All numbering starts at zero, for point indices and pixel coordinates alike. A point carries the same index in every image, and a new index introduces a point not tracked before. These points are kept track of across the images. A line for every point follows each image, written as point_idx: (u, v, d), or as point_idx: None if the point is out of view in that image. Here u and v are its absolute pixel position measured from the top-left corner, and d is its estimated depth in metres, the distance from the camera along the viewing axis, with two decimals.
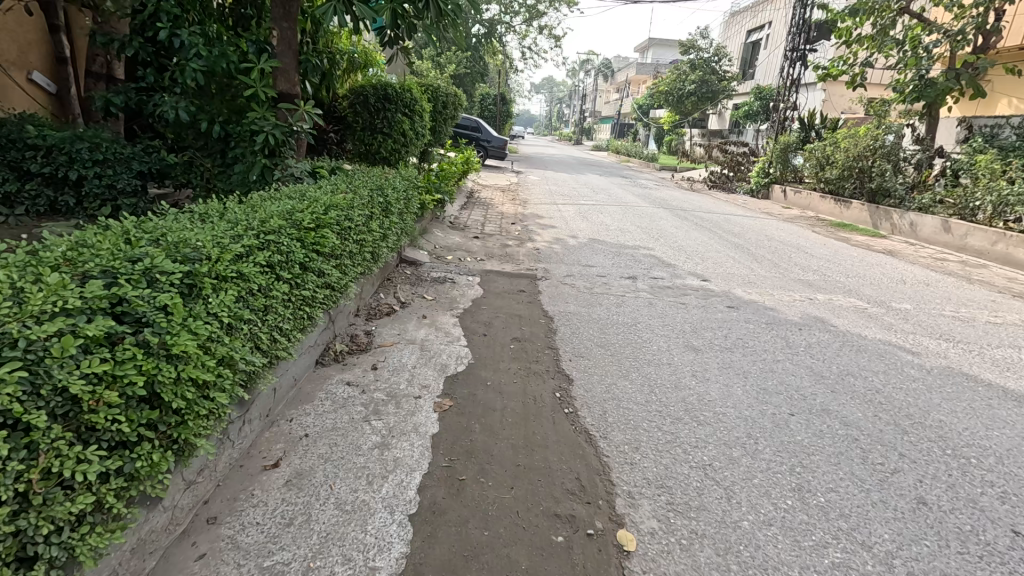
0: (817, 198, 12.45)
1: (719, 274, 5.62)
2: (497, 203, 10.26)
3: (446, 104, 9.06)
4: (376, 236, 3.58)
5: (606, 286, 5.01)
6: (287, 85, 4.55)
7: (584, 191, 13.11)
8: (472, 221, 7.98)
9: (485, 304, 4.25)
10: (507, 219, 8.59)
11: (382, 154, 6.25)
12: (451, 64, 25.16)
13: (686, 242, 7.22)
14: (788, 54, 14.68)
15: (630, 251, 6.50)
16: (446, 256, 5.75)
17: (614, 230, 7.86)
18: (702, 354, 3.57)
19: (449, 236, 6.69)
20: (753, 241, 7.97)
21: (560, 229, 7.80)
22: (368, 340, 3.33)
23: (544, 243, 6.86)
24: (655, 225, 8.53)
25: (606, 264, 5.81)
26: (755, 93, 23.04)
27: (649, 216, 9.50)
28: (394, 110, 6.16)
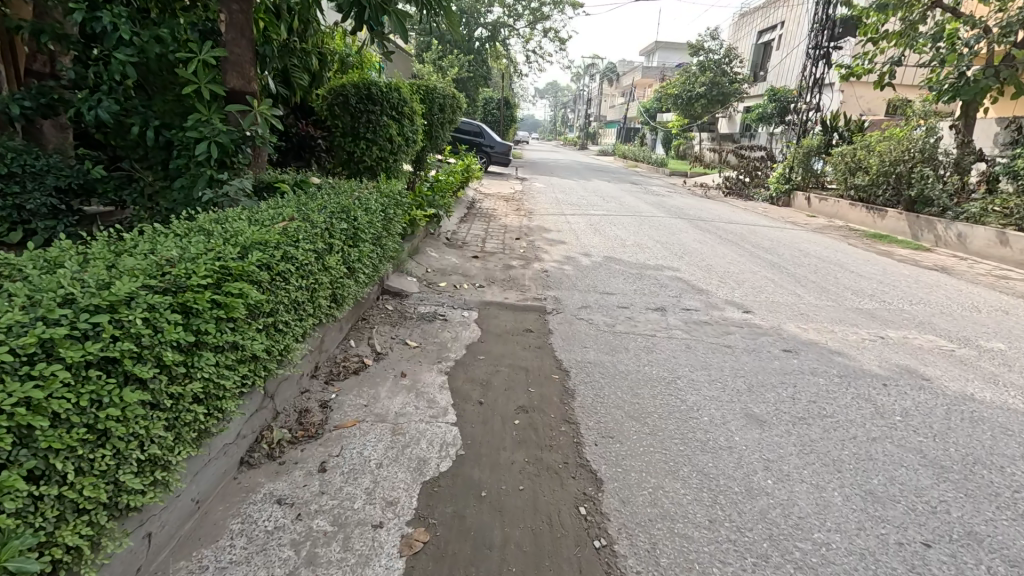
0: (845, 206, 11.53)
1: (764, 303, 4.72)
2: (500, 214, 9.39)
3: (443, 107, 8.24)
4: (339, 272, 2.74)
5: (631, 322, 4.14)
6: (241, 81, 3.70)
7: (593, 199, 12.26)
8: (472, 237, 7.12)
9: (483, 352, 3.40)
10: (511, 233, 7.73)
11: (366, 163, 5.42)
12: (454, 68, 24.37)
13: (715, 261, 6.34)
14: (809, 53, 13.76)
15: (653, 273, 5.62)
16: (438, 282, 4.89)
17: (632, 246, 6.98)
18: (770, 429, 2.68)
19: (445, 256, 5.83)
20: (788, 257, 7.07)
21: (570, 245, 6.92)
22: (322, 418, 2.48)
23: (554, 263, 6.00)
24: (676, 240, 7.63)
25: (627, 291, 4.93)
26: (769, 95, 22.10)
27: (668, 229, 8.62)
28: (379, 114, 5.32)
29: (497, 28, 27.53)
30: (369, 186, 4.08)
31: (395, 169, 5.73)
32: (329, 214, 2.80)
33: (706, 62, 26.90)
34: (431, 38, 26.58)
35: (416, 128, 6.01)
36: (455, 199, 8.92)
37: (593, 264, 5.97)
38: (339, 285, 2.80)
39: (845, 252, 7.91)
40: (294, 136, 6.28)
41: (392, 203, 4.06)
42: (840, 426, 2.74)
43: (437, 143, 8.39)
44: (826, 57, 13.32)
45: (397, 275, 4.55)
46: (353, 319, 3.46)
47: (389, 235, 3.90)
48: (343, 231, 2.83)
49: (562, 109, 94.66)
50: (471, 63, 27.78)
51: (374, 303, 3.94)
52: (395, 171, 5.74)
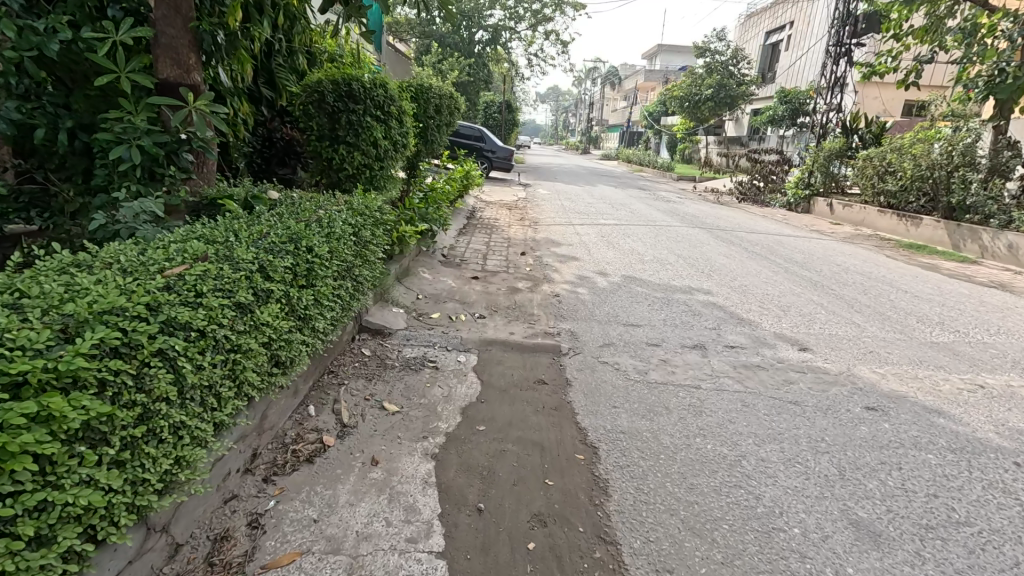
0: (873, 213, 10.75)
1: (822, 337, 3.94)
2: (502, 225, 8.60)
3: (438, 107, 7.45)
4: (282, 325, 1.96)
5: (667, 368, 3.34)
6: (178, 70, 2.93)
7: (601, 207, 11.49)
8: (472, 253, 6.34)
9: (483, 417, 2.62)
10: (514, 248, 6.95)
11: (345, 172, 4.65)
12: (453, 71, 23.62)
13: (750, 281, 5.54)
14: (829, 50, 12.96)
15: (683, 298, 4.82)
16: (431, 312, 4.12)
17: (652, 263, 6.19)
18: (892, 550, 1.89)
19: (441, 278, 5.04)
20: (828, 273, 6.28)
21: (582, 262, 6.13)
22: (247, 549, 1.69)
23: (566, 285, 5.21)
24: (698, 254, 6.84)
25: (656, 324, 4.14)
26: (779, 96, 21.34)
27: (686, 240, 7.84)
28: (361, 114, 4.52)
29: (498, 30, 26.87)
30: (344, 197, 3.28)
31: (382, 178, 4.95)
32: (268, 245, 2.03)
33: (712, 65, 25.89)
34: (430, 41, 25.91)
35: (407, 130, 5.21)
36: (452, 209, 8.15)
37: (611, 287, 5.19)
38: (286, 340, 2.03)
39: (887, 265, 7.12)
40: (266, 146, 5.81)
41: (373, 218, 3.26)
42: (987, 542, 1.94)
43: (432, 148, 7.65)
44: (848, 55, 12.51)
45: (379, 307, 3.77)
46: (315, 376, 2.70)
47: (366, 259, 3.10)
48: (290, 266, 2.05)
49: (563, 114, 94.14)
50: (471, 67, 27.13)
51: (347, 347, 3.18)
52: (382, 181, 4.97)
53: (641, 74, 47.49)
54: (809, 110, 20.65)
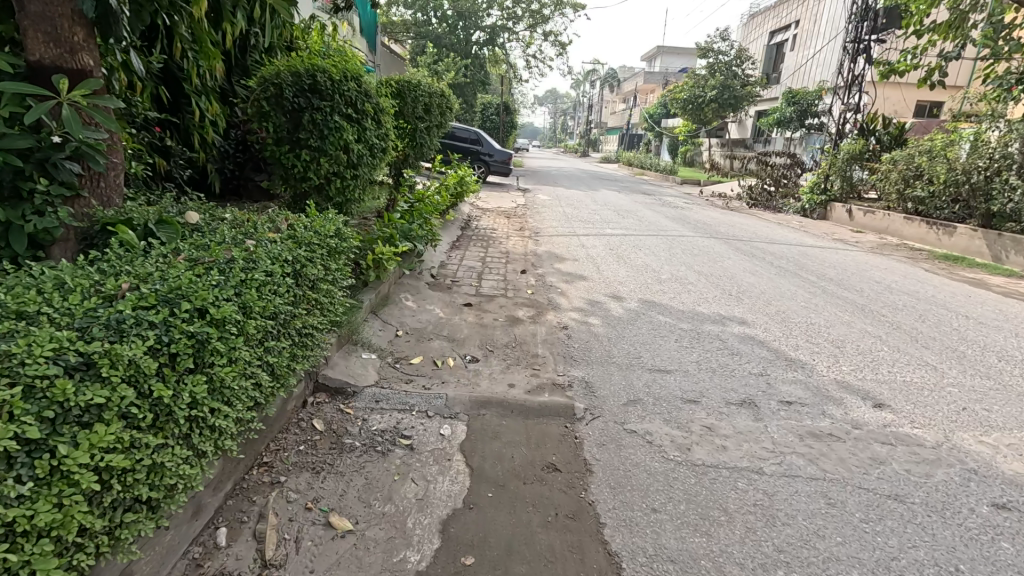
0: (898, 220, 10.01)
1: (898, 389, 3.17)
2: (500, 237, 7.83)
3: (429, 107, 6.67)
4: (130, 450, 1.23)
5: (714, 439, 2.57)
6: (57, 50, 2.14)
7: (606, 214, 10.74)
8: (465, 273, 5.57)
9: (470, 540, 1.84)
10: (514, 264, 6.19)
11: (310, 182, 3.87)
12: (449, 71, 22.86)
13: (788, 306, 4.78)
14: (846, 47, 12.23)
15: (714, 333, 4.06)
16: (411, 356, 3.35)
17: (671, 284, 5.42)
18: None
19: (427, 307, 4.27)
20: (872, 293, 5.52)
21: (591, 283, 5.36)
22: None
23: (575, 313, 4.43)
24: (721, 271, 6.09)
25: (689, 369, 3.37)
26: (787, 97, 20.63)
27: (704, 254, 7.07)
28: (329, 113, 3.73)
29: (496, 30, 26.25)
30: (290, 219, 2.51)
31: (356, 190, 4.16)
32: (116, 319, 1.31)
33: (716, 66, 25.15)
34: (426, 41, 25.26)
35: (387, 133, 4.43)
36: (444, 219, 7.39)
37: (628, 316, 4.42)
38: (151, 467, 1.30)
39: (931, 282, 6.36)
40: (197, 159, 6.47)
41: (328, 246, 2.49)
42: None
43: (422, 153, 6.87)
44: (866, 52, 11.79)
45: (342, 355, 3.00)
46: (235, 477, 1.92)
47: (317, 302, 2.34)
48: (152, 351, 1.32)
49: (562, 116, 93.60)
50: (469, 68, 26.50)
51: (292, 417, 2.41)
52: (356, 193, 4.19)
53: (641, 76, 46.83)
54: (818, 112, 19.93)
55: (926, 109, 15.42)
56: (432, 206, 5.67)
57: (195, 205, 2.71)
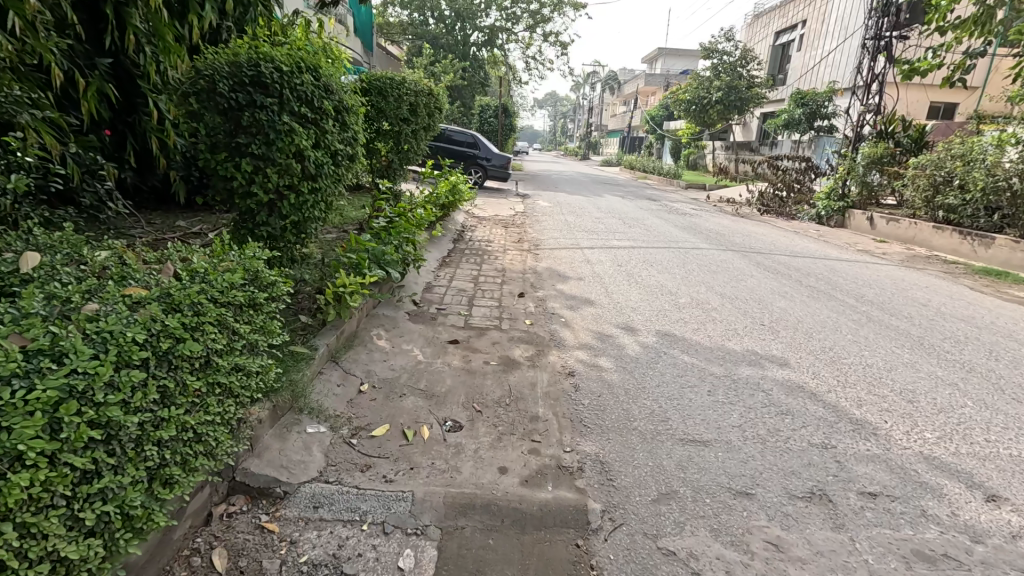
0: (927, 229, 9.28)
1: (1011, 473, 2.41)
2: (497, 251, 7.10)
3: (415, 107, 5.96)
4: None
5: (786, 569, 1.82)
6: None
7: (611, 223, 10.01)
8: (454, 297, 4.83)
9: None
10: (510, 284, 5.45)
11: (255, 198, 3.13)
12: (446, 73, 22.21)
13: (834, 342, 4.03)
14: (866, 44, 11.49)
15: (754, 380, 3.32)
16: (374, 423, 2.61)
17: (691, 310, 4.69)
18: None
19: (403, 347, 3.53)
20: (924, 320, 4.78)
21: (600, 311, 4.61)
22: None
23: (583, 353, 3.68)
24: (745, 293, 5.36)
25: (732, 441, 2.62)
26: (795, 99, 19.93)
27: (723, 271, 6.35)
28: (277, 112, 2.99)
29: (494, 31, 25.68)
30: (178, 267, 1.80)
31: (317, 205, 3.42)
32: None
33: (722, 67, 24.55)
34: (422, 42, 24.66)
35: (358, 137, 3.70)
36: (433, 232, 6.67)
37: (646, 355, 3.67)
38: None
39: (983, 304, 5.61)
40: (147, 167, 6.09)
41: (233, 294, 1.79)
42: None
43: (406, 159, 6.18)
44: (888, 49, 11.06)
45: (277, 432, 2.26)
46: None
47: (215, 376, 1.62)
48: None
49: (563, 119, 93.11)
50: (467, 70, 25.94)
51: (180, 549, 1.69)
52: (318, 209, 3.46)
53: (642, 78, 46.20)
54: (828, 113, 19.24)
55: (940, 110, 14.72)
56: (416, 219, 4.93)
57: (48, 236, 1.95)
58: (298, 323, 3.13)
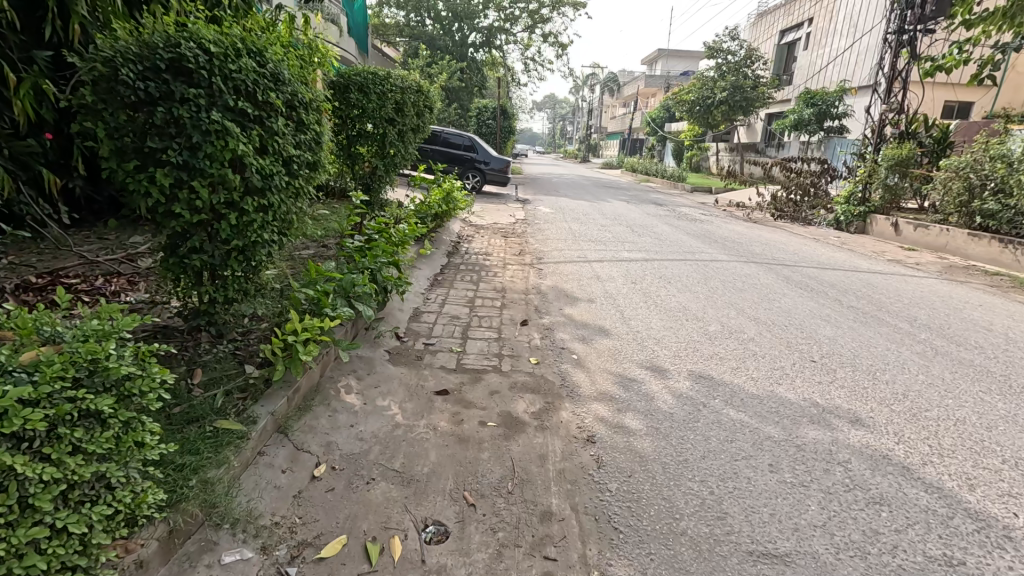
0: (961, 237, 8.59)
1: None
2: (495, 266, 6.39)
3: (402, 107, 5.27)
4: None
5: None
6: None
7: (619, 231, 9.30)
8: (446, 327, 4.10)
9: None
10: (512, 309, 4.72)
11: (181, 220, 2.40)
12: (443, 74, 21.55)
13: (905, 385, 3.32)
14: (888, 39, 10.81)
15: (824, 448, 2.59)
16: (326, 534, 1.89)
17: (723, 343, 3.97)
18: None
19: (378, 404, 2.81)
20: (997, 350, 4.08)
21: (617, 345, 3.89)
22: None
23: (602, 407, 2.96)
24: (783, 317, 4.65)
25: (821, 555, 1.90)
26: (804, 98, 19.27)
27: (750, 289, 5.64)
28: (204, 107, 2.28)
29: (492, 32, 25.14)
30: None
31: (269, 225, 2.70)
32: None
33: (726, 68, 23.99)
34: (417, 42, 24.06)
35: (323, 140, 3.00)
36: (424, 245, 5.98)
37: (680, 410, 2.95)
38: None
39: None
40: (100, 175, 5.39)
41: (27, 421, 1.27)
42: None
43: (392, 166, 5.51)
44: (911, 43, 10.38)
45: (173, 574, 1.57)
46: None
47: None
48: None
49: (562, 122, 92.62)
50: (463, 71, 25.39)
51: None
52: (271, 230, 2.74)
53: (642, 80, 45.60)
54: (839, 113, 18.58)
55: (954, 110, 14.10)
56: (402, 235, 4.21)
57: None
58: (239, 381, 2.40)
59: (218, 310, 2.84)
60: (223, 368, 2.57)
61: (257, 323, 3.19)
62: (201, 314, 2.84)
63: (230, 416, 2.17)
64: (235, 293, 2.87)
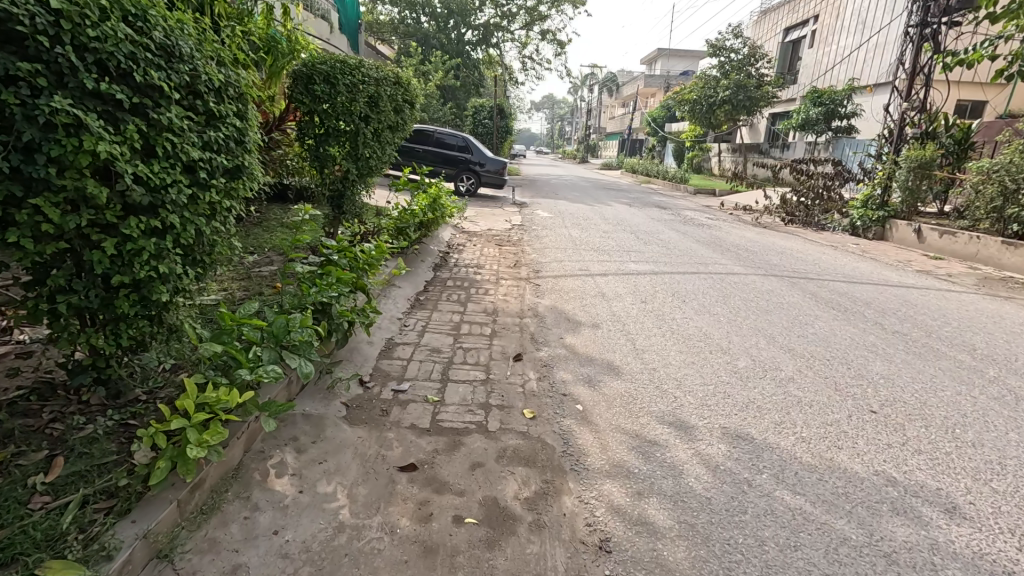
0: (995, 245, 7.94)
1: None
2: (488, 281, 5.69)
3: (378, 101, 4.55)
4: None
5: None
6: None
7: (623, 239, 8.62)
8: (423, 365, 3.39)
9: None
10: (504, 338, 4.01)
11: (28, 254, 1.65)
12: (438, 72, 20.88)
13: (996, 449, 2.62)
14: (909, 32, 10.10)
15: (923, 561, 1.90)
16: None
17: (758, 387, 3.27)
18: None
19: (320, 492, 2.10)
20: None
21: (631, 391, 3.17)
22: None
23: (617, 490, 2.25)
24: (823, 347, 3.97)
25: None
26: (812, 97, 18.64)
27: (776, 309, 4.94)
28: (48, 91, 1.56)
29: (489, 29, 24.49)
30: None
31: (170, 251, 1.99)
32: None
33: (729, 67, 23.32)
34: (412, 40, 23.42)
35: (251, 138, 2.29)
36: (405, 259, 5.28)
37: (720, 494, 2.24)
38: None
39: None
40: None
41: None
42: None
43: (368, 170, 4.81)
44: (934, 37, 9.68)
45: None
46: None
47: None
48: None
49: (560, 122, 92.05)
50: (460, 70, 24.74)
51: None
52: (175, 259, 2.04)
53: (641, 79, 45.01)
54: (847, 113, 17.97)
55: (967, 109, 13.41)
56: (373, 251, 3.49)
57: None
58: (109, 480, 1.70)
59: (111, 363, 2.14)
60: (98, 454, 1.86)
61: (174, 373, 2.48)
62: (87, 370, 2.14)
63: (77, 545, 1.47)
64: (133, 342, 2.16)
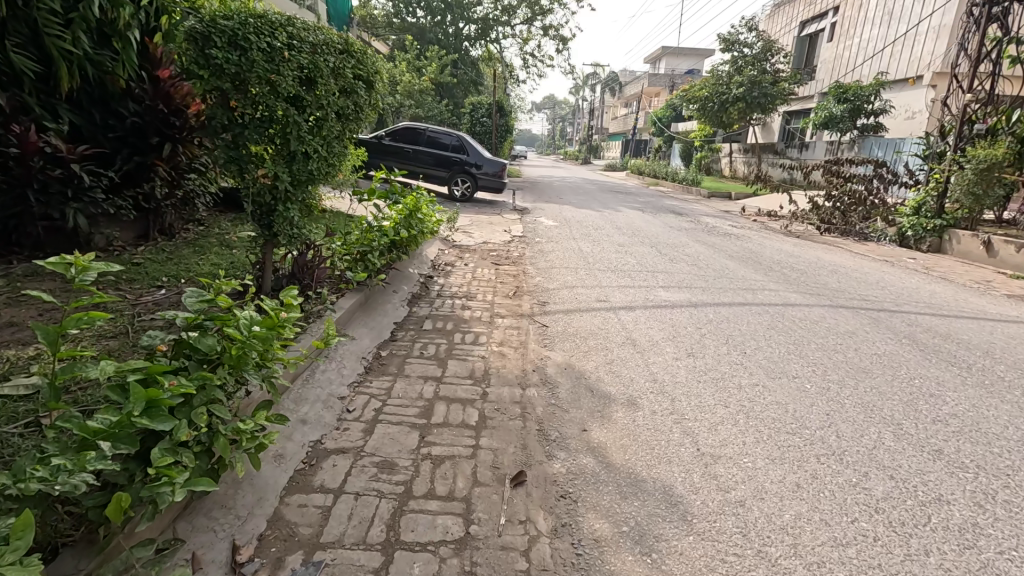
0: None
1: None
2: (481, 321, 4.33)
3: (316, 77, 3.13)
4: None
5: None
6: None
7: (644, 254, 7.28)
8: (359, 509, 2.01)
9: None
10: (497, 430, 2.65)
11: None
12: (432, 67, 19.60)
13: None
14: (972, 13, 8.68)
15: None
16: None
17: (935, 554, 1.89)
18: None
19: None
20: None
21: (718, 570, 1.80)
22: None
23: None
24: (987, 449, 2.59)
25: None
26: (837, 92, 17.26)
27: (877, 369, 3.55)
28: None
29: (488, 23, 23.14)
30: None
31: None
32: None
33: (742, 62, 21.98)
34: (407, 35, 22.18)
35: None
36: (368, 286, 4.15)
37: None
38: None
39: None
40: None
41: None
42: None
43: (308, 176, 3.41)
44: (1005, 17, 8.26)
45: None
46: None
47: None
48: None
49: (562, 122, 90.62)
50: (457, 66, 23.44)
51: None
52: None
53: (646, 78, 43.65)
54: (875, 109, 16.59)
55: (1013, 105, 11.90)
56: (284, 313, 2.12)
57: None
58: None
59: None
60: None
61: None
62: None
63: None
64: None
